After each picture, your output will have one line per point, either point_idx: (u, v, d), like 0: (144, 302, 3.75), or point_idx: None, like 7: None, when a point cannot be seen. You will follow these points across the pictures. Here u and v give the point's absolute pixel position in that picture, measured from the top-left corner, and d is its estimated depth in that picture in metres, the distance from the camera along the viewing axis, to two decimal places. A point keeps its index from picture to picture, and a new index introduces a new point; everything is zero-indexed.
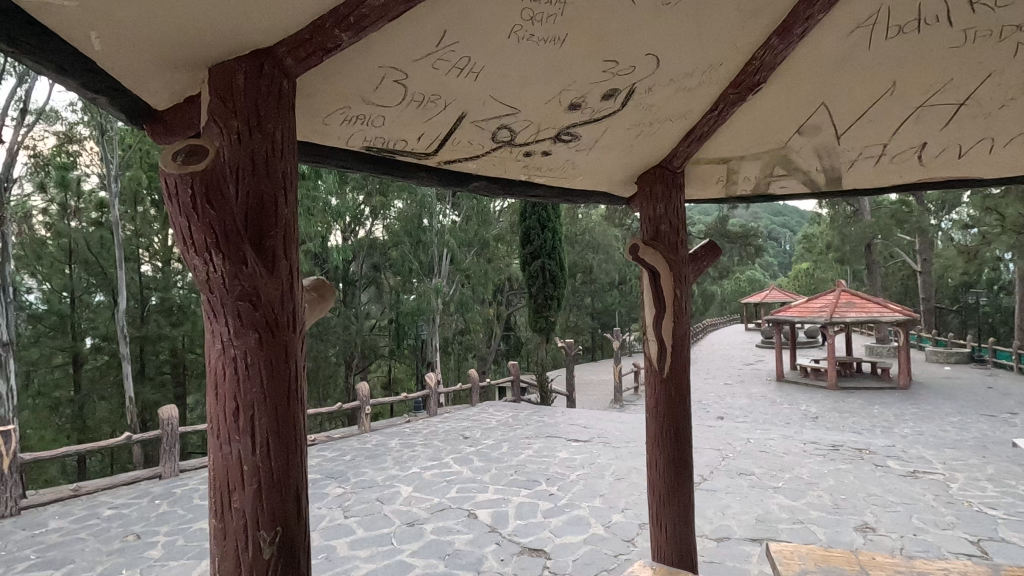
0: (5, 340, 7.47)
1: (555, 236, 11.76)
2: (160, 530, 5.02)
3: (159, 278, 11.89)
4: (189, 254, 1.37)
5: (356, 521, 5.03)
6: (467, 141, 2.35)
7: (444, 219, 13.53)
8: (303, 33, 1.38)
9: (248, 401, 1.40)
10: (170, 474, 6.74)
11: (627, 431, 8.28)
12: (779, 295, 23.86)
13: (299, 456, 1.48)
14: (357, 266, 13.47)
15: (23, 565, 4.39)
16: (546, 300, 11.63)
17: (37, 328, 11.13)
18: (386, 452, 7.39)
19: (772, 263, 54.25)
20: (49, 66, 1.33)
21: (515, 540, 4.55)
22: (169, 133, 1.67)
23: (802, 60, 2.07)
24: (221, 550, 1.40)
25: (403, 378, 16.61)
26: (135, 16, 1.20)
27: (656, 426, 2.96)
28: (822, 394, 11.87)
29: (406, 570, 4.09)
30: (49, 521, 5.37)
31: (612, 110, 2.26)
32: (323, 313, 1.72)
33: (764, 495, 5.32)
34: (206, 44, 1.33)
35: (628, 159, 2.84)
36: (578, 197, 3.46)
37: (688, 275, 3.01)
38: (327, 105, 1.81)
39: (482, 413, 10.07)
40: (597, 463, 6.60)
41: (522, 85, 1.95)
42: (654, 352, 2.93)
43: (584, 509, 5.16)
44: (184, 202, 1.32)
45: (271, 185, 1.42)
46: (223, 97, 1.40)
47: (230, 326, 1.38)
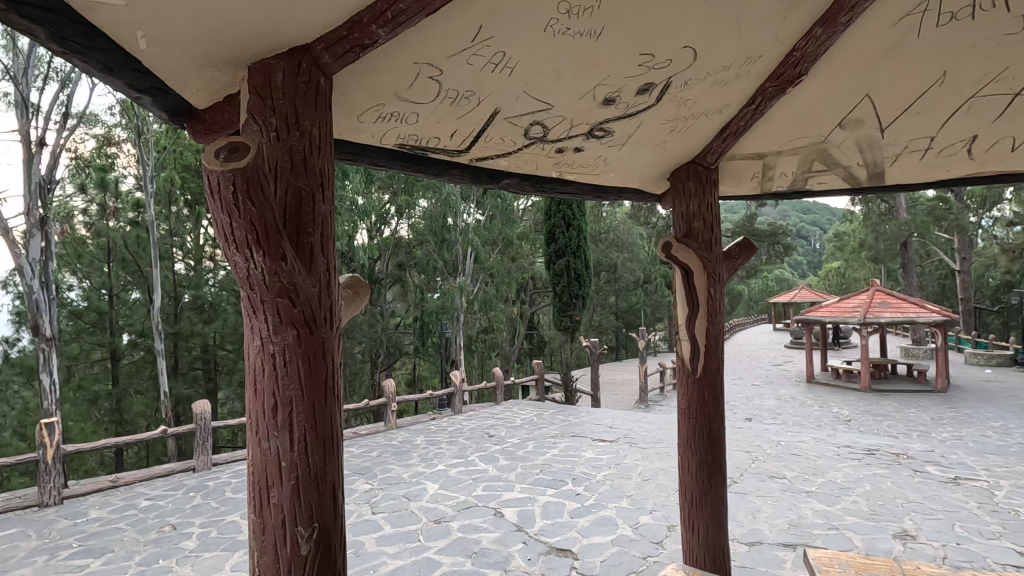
0: (50, 335, 7.83)
1: (581, 235, 11.68)
2: (194, 521, 5.15)
3: (192, 276, 12.19)
4: (230, 251, 1.38)
5: (384, 517, 5.08)
6: (499, 138, 2.33)
7: (469, 218, 13.53)
8: (340, 30, 1.38)
9: (287, 398, 1.41)
10: (203, 467, 6.93)
11: (653, 431, 8.20)
12: (810, 294, 23.30)
13: (336, 452, 1.48)
14: (382, 264, 13.51)
15: (65, 552, 4.54)
16: (571, 299, 11.56)
17: (78, 324, 11.51)
18: (412, 449, 7.44)
19: (801, 262, 53.11)
20: (95, 65, 1.35)
21: (541, 539, 4.53)
22: (208, 131, 1.69)
23: (846, 51, 1.99)
24: (260, 545, 1.41)
25: (427, 375, 16.74)
26: (179, 16, 1.20)
27: (688, 427, 2.91)
28: (855, 396, 11.53)
29: (433, 567, 4.09)
30: (89, 511, 5.56)
31: (646, 105, 2.21)
32: (358, 310, 1.74)
33: (797, 499, 5.19)
34: (245, 43, 1.34)
35: (661, 156, 2.79)
36: (609, 195, 3.42)
37: (721, 273, 2.94)
38: (362, 102, 1.81)
39: (506, 411, 10.08)
40: (623, 464, 6.54)
41: (556, 81, 1.92)
42: (686, 353, 2.87)
43: (612, 509, 5.11)
44: (226, 200, 1.33)
45: (308, 181, 1.42)
46: (261, 95, 1.41)
47: (269, 323, 1.39)
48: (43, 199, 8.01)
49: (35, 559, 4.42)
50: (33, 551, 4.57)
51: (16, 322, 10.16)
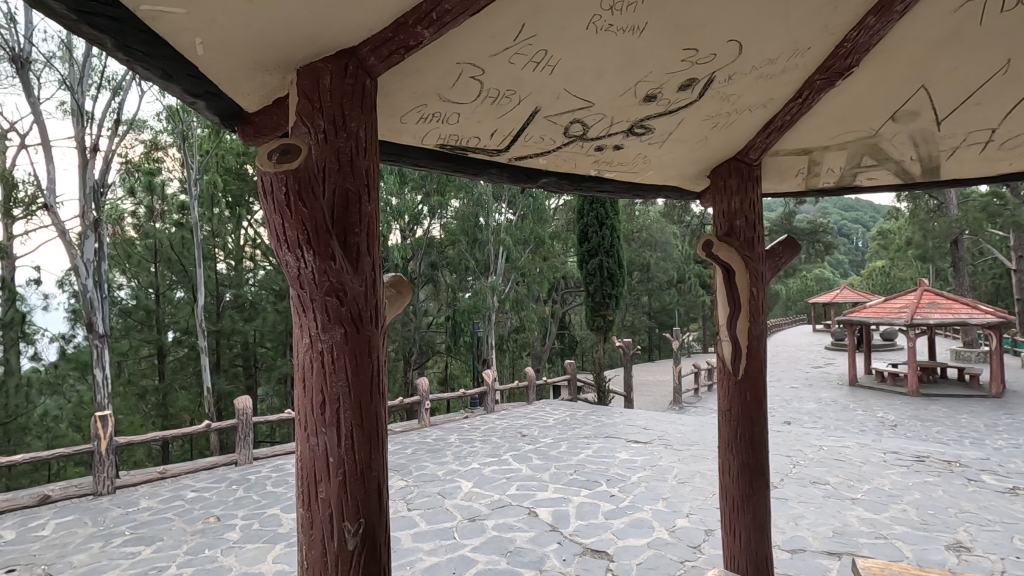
0: (103, 332, 8.24)
1: (614, 234, 11.55)
2: (238, 513, 5.31)
3: (233, 276, 12.59)
4: (282, 250, 1.41)
5: (419, 514, 5.14)
6: (540, 137, 2.33)
7: (500, 217, 13.55)
8: (385, 32, 1.40)
9: (335, 394, 1.43)
10: (245, 461, 7.14)
11: (689, 433, 8.05)
12: (852, 295, 22.50)
13: (381, 449, 1.50)
14: (416, 264, 13.62)
15: (119, 540, 4.75)
16: (604, 299, 11.45)
17: (128, 322, 11.98)
18: (446, 447, 7.51)
19: (842, 262, 51.29)
20: (156, 72, 1.41)
21: (576, 540, 4.50)
22: (258, 133, 1.75)
23: (900, 41, 1.91)
24: (308, 539, 1.45)
25: (459, 374, 16.85)
26: (233, 21, 1.23)
27: (728, 430, 2.84)
28: (902, 401, 11.08)
29: (468, 566, 4.10)
30: (140, 501, 5.81)
31: (688, 102, 2.17)
32: (401, 308, 1.76)
33: (841, 506, 5.02)
34: (294, 47, 1.37)
35: (702, 152, 2.73)
36: (648, 193, 3.37)
37: (764, 272, 2.86)
38: (405, 104, 1.84)
39: (539, 411, 10.05)
40: (658, 465, 6.44)
41: (598, 77, 1.90)
42: (728, 353, 2.79)
43: (647, 511, 5.05)
44: (278, 200, 1.37)
45: (355, 182, 1.45)
46: (310, 97, 1.44)
47: (317, 320, 1.41)
48: (96, 203, 8.40)
49: (91, 545, 4.64)
50: (90, 537, 4.80)
51: (71, 319, 10.69)
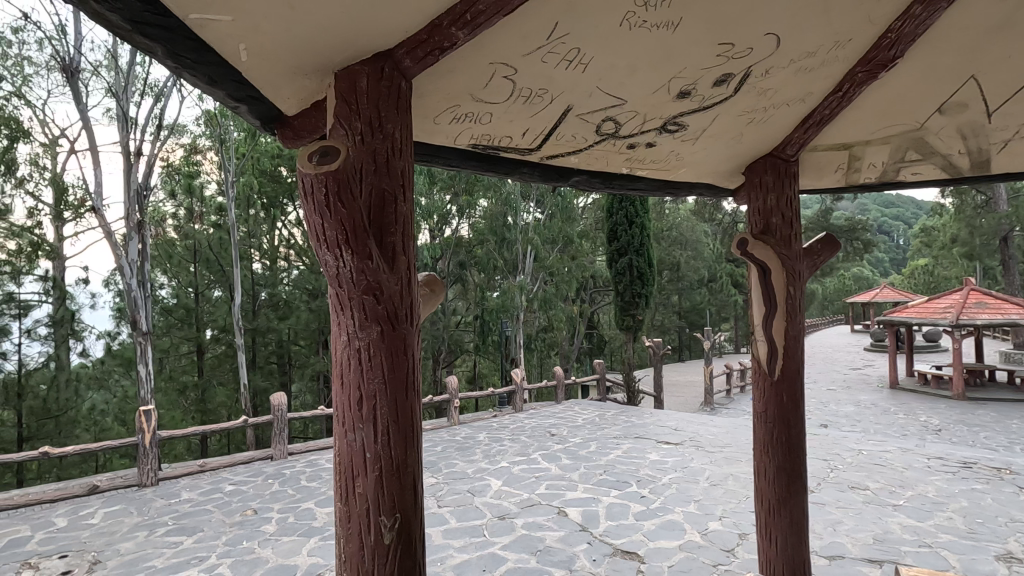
0: (145, 330, 8.56)
1: (643, 233, 11.43)
2: (273, 507, 5.45)
3: (268, 275, 12.92)
4: (322, 250, 1.45)
5: (448, 511, 5.19)
6: (571, 136, 2.33)
7: (528, 216, 13.55)
8: (421, 34, 1.41)
9: (371, 391, 1.46)
10: (280, 455, 7.32)
11: (721, 435, 7.91)
12: (893, 294, 21.74)
13: (416, 445, 1.52)
14: (444, 263, 13.71)
15: (162, 529, 4.93)
16: (633, 298, 11.33)
17: (169, 320, 12.40)
18: (475, 445, 7.56)
19: (882, 259, 49.59)
20: (202, 79, 1.46)
21: (606, 540, 4.47)
22: (296, 137, 1.80)
23: (947, 30, 1.84)
24: (346, 532, 1.48)
25: (487, 373, 16.92)
26: (277, 26, 1.26)
27: (764, 432, 2.78)
28: (947, 404, 10.66)
29: (499, 563, 4.12)
30: (181, 492, 6.02)
31: (724, 97, 2.13)
32: (435, 307, 1.79)
33: (882, 512, 4.86)
34: (332, 51, 1.40)
35: (736, 149, 2.69)
36: (680, 190, 3.33)
37: (802, 271, 2.78)
38: (438, 104, 1.86)
39: (568, 411, 10.03)
40: (690, 467, 6.35)
41: (631, 74, 1.88)
42: (763, 354, 2.72)
43: (678, 513, 4.98)
44: (318, 201, 1.41)
45: (391, 182, 1.47)
46: (347, 100, 1.47)
47: (355, 319, 1.45)
48: (140, 205, 8.73)
49: (137, 534, 4.84)
50: (136, 526, 5.01)
51: (116, 317, 11.14)
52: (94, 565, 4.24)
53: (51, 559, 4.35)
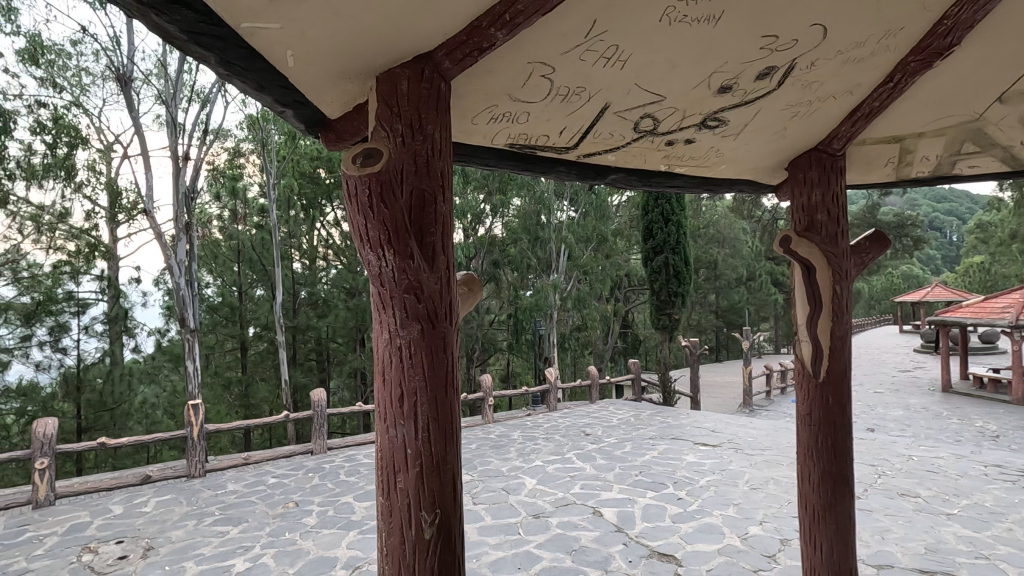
0: (193, 327, 8.92)
1: (679, 231, 11.23)
2: (314, 500, 5.60)
3: (307, 274, 13.24)
4: (365, 250, 1.48)
5: (484, 508, 5.23)
6: (609, 133, 2.31)
7: (562, 214, 13.48)
8: (461, 35, 1.42)
9: (412, 387, 1.49)
10: (320, 450, 7.52)
11: (761, 437, 7.72)
12: (946, 293, 20.73)
13: (455, 442, 1.54)
14: (478, 262, 13.77)
15: (210, 519, 5.13)
16: (669, 297, 11.15)
17: (214, 318, 12.85)
18: (509, 444, 7.59)
19: (934, 257, 47.34)
20: (251, 84, 1.52)
21: (642, 542, 4.42)
22: (339, 139, 1.85)
23: (1010, 14, 1.75)
24: (387, 526, 1.50)
25: (520, 372, 16.94)
26: (322, 32, 1.29)
27: (808, 436, 2.70)
28: (1006, 409, 10.11)
29: (534, 562, 4.13)
30: (227, 484, 6.25)
31: (767, 90, 2.08)
32: (473, 306, 1.81)
33: (935, 521, 4.65)
34: (374, 54, 1.42)
35: (780, 144, 2.61)
36: (720, 187, 3.27)
37: (849, 269, 2.68)
38: (476, 104, 1.87)
39: (602, 411, 9.94)
40: (728, 470, 6.22)
41: (670, 70, 1.85)
42: (807, 355, 2.64)
43: (716, 517, 4.88)
44: (361, 202, 1.44)
45: (431, 183, 1.49)
46: (388, 103, 1.50)
47: (397, 318, 1.47)
48: (188, 207, 9.09)
49: (187, 522, 5.05)
50: (185, 515, 5.23)
51: (165, 315, 11.64)
52: (148, 552, 4.45)
53: (109, 544, 4.58)
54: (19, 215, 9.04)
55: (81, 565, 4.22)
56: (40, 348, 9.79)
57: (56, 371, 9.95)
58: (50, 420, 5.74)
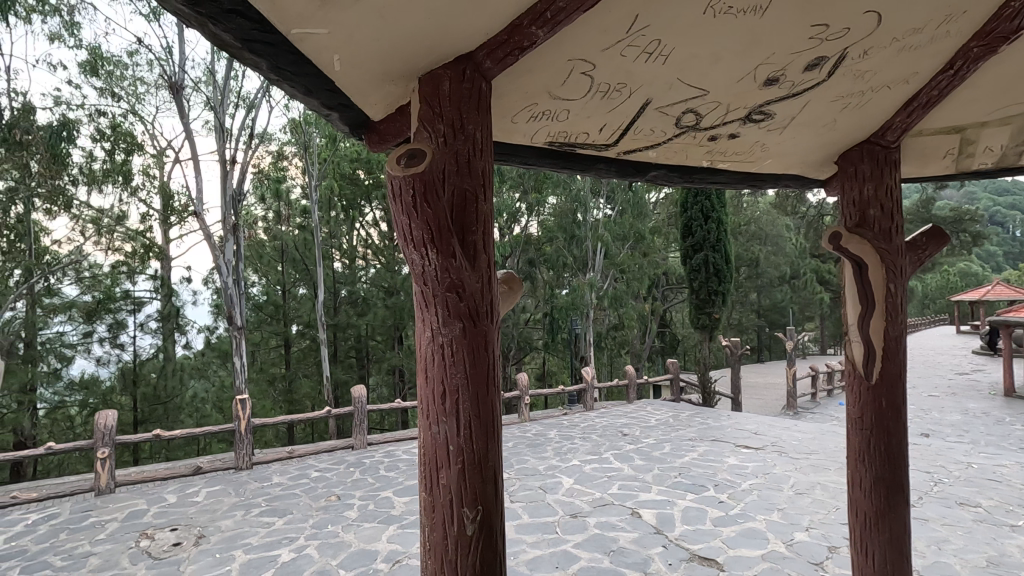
0: (239, 325, 9.26)
1: (720, 228, 10.97)
2: (355, 494, 5.73)
3: (347, 274, 13.55)
4: (409, 250, 1.51)
5: (521, 506, 5.24)
6: (649, 130, 2.28)
7: (598, 213, 13.36)
8: (502, 35, 1.43)
9: (454, 385, 1.50)
10: (361, 445, 7.69)
11: (806, 441, 7.47)
12: (1009, 291, 19.55)
13: (496, 440, 1.55)
14: (513, 261, 13.80)
15: (257, 510, 5.32)
16: (709, 295, 10.90)
17: (260, 315, 13.30)
18: (545, 442, 7.58)
19: (994, 253, 44.78)
20: (299, 89, 1.57)
21: (683, 545, 4.35)
22: (383, 140, 1.90)
23: None
24: (430, 521, 1.53)
25: (556, 370, 16.89)
26: (368, 36, 1.32)
27: (859, 440, 2.59)
28: None
29: (572, 561, 4.12)
30: (273, 476, 6.46)
31: (816, 82, 2.00)
32: (513, 305, 1.81)
33: (997, 533, 4.40)
34: (416, 56, 1.45)
35: (829, 137, 2.52)
36: (765, 183, 3.18)
37: (904, 266, 2.57)
38: (517, 103, 1.88)
39: (640, 411, 9.82)
40: (772, 473, 6.05)
41: (714, 64, 1.81)
42: (859, 356, 2.53)
43: (760, 522, 4.75)
44: (405, 202, 1.46)
45: (472, 183, 1.51)
46: (430, 104, 1.52)
47: (439, 316, 1.49)
48: (235, 209, 9.44)
49: (235, 512, 5.25)
50: (234, 506, 5.44)
51: (214, 312, 12.13)
52: (200, 539, 4.64)
53: (164, 531, 4.81)
54: (81, 218, 9.56)
55: (139, 550, 4.44)
56: (100, 344, 10.37)
57: (115, 366, 10.52)
58: (110, 412, 6.04)
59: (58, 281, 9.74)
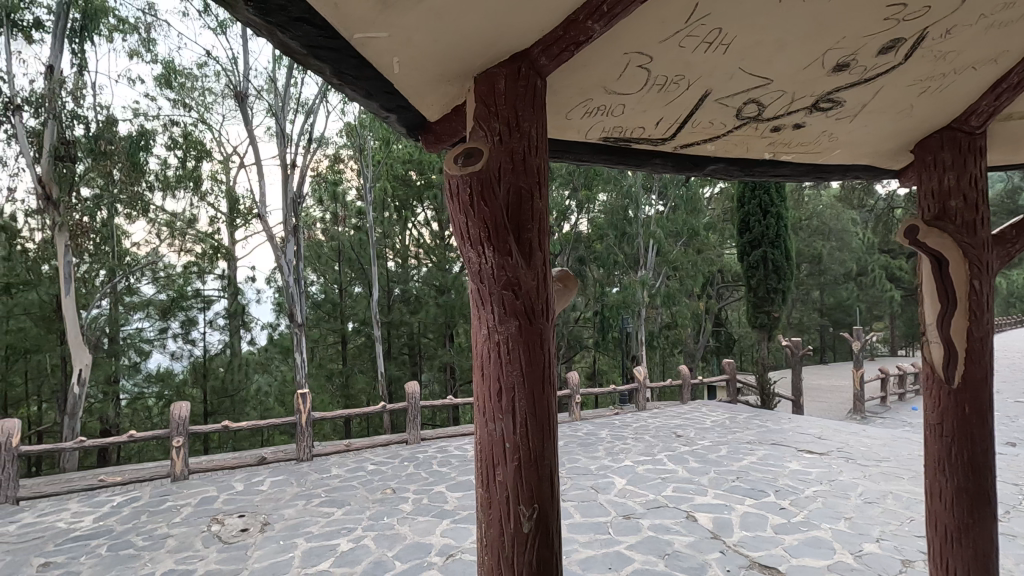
0: (300, 322, 9.67)
1: (780, 222, 10.52)
2: (409, 488, 5.86)
3: (400, 273, 13.88)
4: (465, 247, 1.52)
5: (573, 505, 5.22)
6: (708, 123, 2.21)
7: (650, 209, 13.07)
8: (557, 31, 1.41)
9: (510, 383, 1.51)
10: (414, 440, 7.86)
11: (876, 447, 7.05)
12: None
13: (552, 438, 1.55)
14: (563, 259, 13.73)
15: (317, 500, 5.53)
16: (769, 293, 10.47)
17: (318, 313, 13.82)
18: (597, 442, 7.50)
19: None
20: (360, 92, 1.61)
21: (741, 552, 4.20)
22: (438, 140, 1.94)
23: None
24: (486, 518, 1.54)
25: (607, 369, 16.70)
26: (428, 38, 1.34)
27: (938, 447, 2.43)
28: None
29: (625, 563, 4.05)
30: (332, 468, 6.70)
31: (891, 65, 1.88)
32: (568, 303, 1.81)
33: None
34: (473, 56, 1.46)
35: (905, 125, 2.37)
36: (831, 175, 3.02)
37: (991, 262, 2.37)
38: (571, 99, 1.87)
39: (695, 412, 9.56)
40: (838, 480, 5.75)
41: (779, 50, 1.73)
42: (938, 358, 2.37)
43: (825, 531, 4.53)
44: (462, 201, 1.48)
45: (528, 180, 1.50)
46: (486, 103, 1.53)
47: (495, 313, 1.50)
48: (295, 211, 9.84)
49: (297, 502, 5.48)
50: (296, 496, 5.68)
51: (276, 310, 12.71)
52: (265, 526, 4.88)
53: (233, 517, 5.08)
54: (157, 221, 10.22)
55: (211, 534, 4.71)
56: (174, 339, 11.07)
57: (187, 360, 11.19)
58: (184, 403, 6.41)
59: (138, 281, 10.49)
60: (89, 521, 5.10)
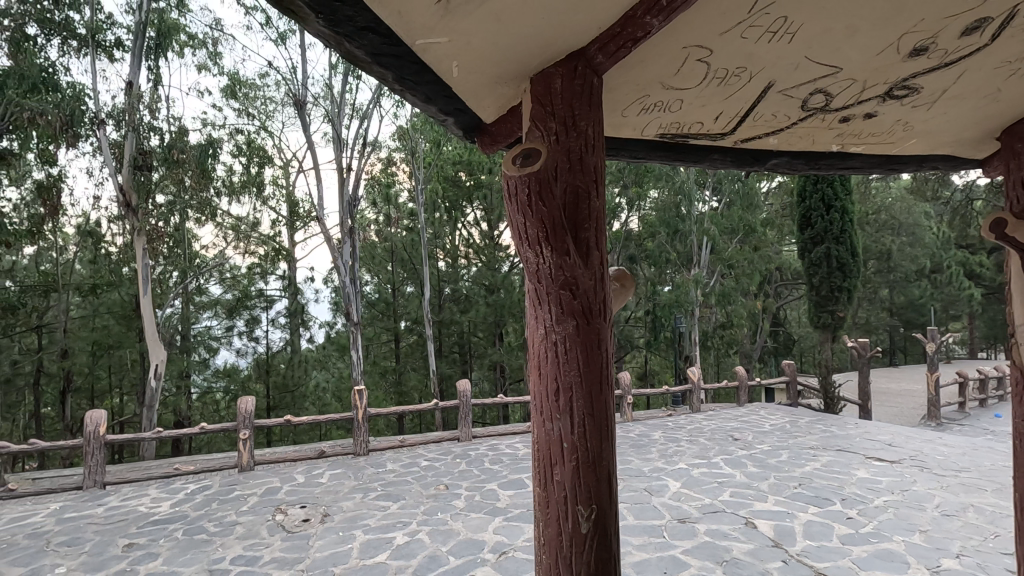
0: (355, 320, 9.99)
1: (845, 218, 9.98)
2: (461, 484, 5.94)
3: (450, 272, 14.06)
4: (523, 248, 1.53)
5: (627, 508, 5.15)
6: (771, 115, 2.13)
7: (704, 206, 12.70)
8: (614, 28, 1.38)
9: (567, 383, 1.51)
10: (466, 438, 7.96)
11: (955, 456, 6.58)
12: None
13: (609, 440, 1.53)
14: (614, 257, 13.58)
15: (373, 494, 5.69)
16: (832, 292, 9.97)
17: (372, 312, 14.23)
18: (650, 444, 7.36)
19: None
20: (420, 97, 1.65)
21: (805, 562, 4.02)
22: (494, 142, 1.96)
23: None
24: (543, 516, 1.54)
25: (659, 369, 16.36)
26: (486, 41, 1.36)
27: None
28: None
29: (681, 568, 3.96)
30: (387, 463, 6.89)
31: (976, 48, 1.75)
32: (625, 303, 1.79)
33: None
34: (531, 56, 1.46)
35: (989, 110, 2.20)
36: (905, 167, 2.85)
37: None
38: (627, 96, 1.85)
39: (753, 415, 9.22)
40: (912, 490, 5.41)
41: (849, 36, 1.64)
42: None
43: (898, 543, 4.27)
44: (520, 201, 1.49)
45: (584, 179, 1.50)
46: (542, 103, 1.53)
47: (552, 314, 1.50)
48: (351, 213, 10.16)
49: (355, 495, 5.67)
50: (353, 489, 5.86)
51: (333, 309, 13.18)
52: (325, 517, 5.06)
53: (295, 508, 5.31)
54: (223, 225, 10.80)
55: (275, 523, 4.94)
56: (239, 337, 11.65)
57: (251, 357, 11.79)
58: (249, 398, 6.74)
59: (206, 282, 11.15)
60: (166, 506, 5.46)
